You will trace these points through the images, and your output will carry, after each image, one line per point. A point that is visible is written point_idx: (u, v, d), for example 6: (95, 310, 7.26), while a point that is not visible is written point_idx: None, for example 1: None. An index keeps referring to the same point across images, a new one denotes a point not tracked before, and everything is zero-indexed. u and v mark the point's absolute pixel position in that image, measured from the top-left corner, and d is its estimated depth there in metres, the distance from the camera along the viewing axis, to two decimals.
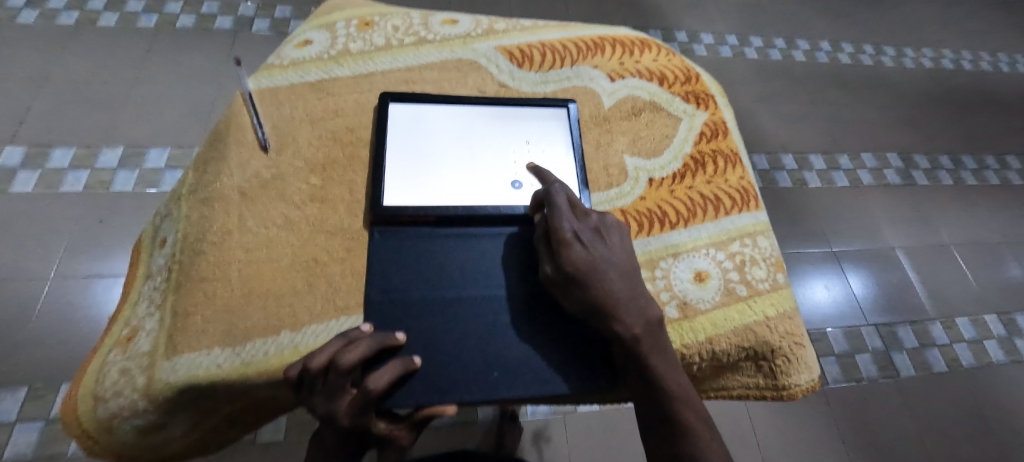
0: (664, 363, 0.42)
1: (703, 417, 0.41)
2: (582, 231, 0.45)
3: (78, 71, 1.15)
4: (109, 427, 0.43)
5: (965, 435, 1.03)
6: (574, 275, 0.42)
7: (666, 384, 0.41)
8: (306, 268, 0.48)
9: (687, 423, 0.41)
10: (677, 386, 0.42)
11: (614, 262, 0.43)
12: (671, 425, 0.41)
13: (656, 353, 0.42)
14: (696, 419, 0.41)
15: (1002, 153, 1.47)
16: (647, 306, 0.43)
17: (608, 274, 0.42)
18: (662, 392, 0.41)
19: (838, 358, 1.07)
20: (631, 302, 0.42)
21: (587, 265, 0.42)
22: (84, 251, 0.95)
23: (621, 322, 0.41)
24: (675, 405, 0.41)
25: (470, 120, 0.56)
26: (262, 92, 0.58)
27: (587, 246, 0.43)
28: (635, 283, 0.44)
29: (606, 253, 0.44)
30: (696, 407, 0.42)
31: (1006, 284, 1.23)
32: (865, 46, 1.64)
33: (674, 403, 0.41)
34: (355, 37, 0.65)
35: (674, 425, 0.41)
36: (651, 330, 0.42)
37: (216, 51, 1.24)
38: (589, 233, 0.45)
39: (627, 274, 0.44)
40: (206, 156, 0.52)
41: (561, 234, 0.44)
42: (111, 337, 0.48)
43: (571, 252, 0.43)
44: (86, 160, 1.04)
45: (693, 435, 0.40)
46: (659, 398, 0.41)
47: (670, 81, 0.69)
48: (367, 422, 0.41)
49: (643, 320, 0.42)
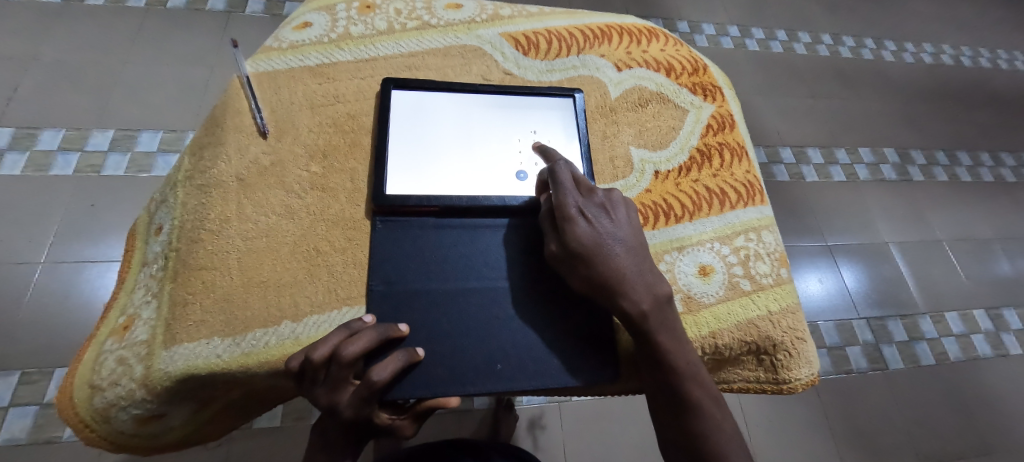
0: (672, 340, 0.42)
1: (712, 394, 0.42)
2: (588, 207, 0.44)
3: (66, 50, 1.11)
4: (107, 416, 0.43)
5: (950, 426, 1.04)
6: (579, 251, 0.42)
7: (675, 361, 0.41)
8: (306, 258, 0.47)
9: (697, 401, 0.41)
10: (687, 363, 0.42)
11: (619, 238, 0.43)
12: (681, 402, 0.41)
13: (663, 330, 0.42)
14: (705, 395, 0.41)
15: (997, 150, 1.48)
16: (656, 282, 0.42)
17: (614, 250, 0.42)
18: (671, 370, 0.41)
19: (829, 350, 1.08)
20: (639, 278, 0.42)
21: (592, 242, 0.42)
22: (75, 235, 0.94)
23: (628, 298, 0.41)
24: (684, 383, 0.41)
25: (474, 109, 0.55)
26: (259, 75, 0.57)
27: (592, 222, 0.43)
28: (643, 259, 0.43)
29: (612, 229, 0.44)
30: (706, 385, 0.42)
31: (995, 279, 1.25)
32: (866, 40, 1.64)
33: (683, 382, 0.41)
34: (356, 20, 0.63)
35: (683, 402, 0.41)
36: (660, 306, 0.42)
37: (210, 32, 1.21)
38: (594, 208, 0.44)
39: (634, 250, 0.43)
40: (202, 141, 0.51)
41: (566, 211, 0.43)
42: (107, 326, 0.47)
43: (576, 229, 0.43)
44: (76, 143, 1.02)
45: (702, 412, 0.41)
46: (670, 375, 0.41)
47: (678, 72, 0.67)
48: (369, 413, 0.41)
49: (651, 296, 0.41)
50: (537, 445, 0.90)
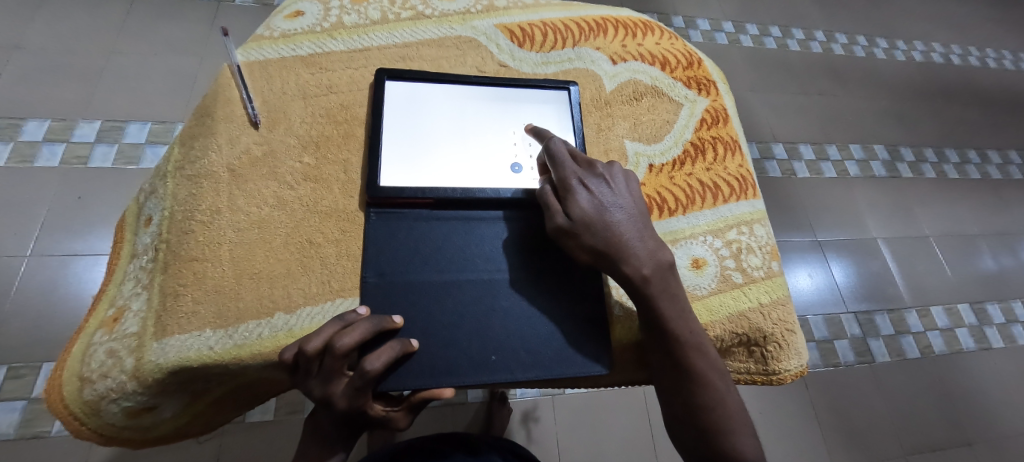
0: (674, 307, 0.44)
1: (712, 360, 0.44)
2: (588, 177, 0.47)
3: (51, 39, 1.09)
4: (97, 409, 0.42)
5: (934, 418, 1.07)
6: (582, 219, 0.44)
7: (676, 328, 0.44)
8: (300, 250, 0.47)
9: (699, 368, 0.44)
10: (689, 332, 0.44)
11: (619, 206, 0.46)
12: (685, 371, 0.44)
13: (665, 297, 0.44)
14: (706, 362, 0.44)
15: (983, 147, 1.50)
16: (657, 249, 0.45)
17: (615, 217, 0.45)
18: (674, 338, 0.44)
19: (817, 343, 1.10)
20: (641, 245, 0.44)
21: (594, 210, 0.44)
22: (62, 228, 0.92)
23: (630, 263, 0.43)
24: (686, 351, 0.44)
25: (468, 101, 0.54)
26: (251, 64, 0.56)
27: (593, 191, 0.46)
28: (644, 226, 0.46)
29: (613, 197, 0.46)
30: (707, 352, 0.45)
31: (979, 275, 1.27)
32: (859, 37, 1.65)
33: (685, 350, 0.44)
34: (349, 10, 0.63)
35: (688, 374, 0.44)
36: (661, 273, 0.44)
37: (199, 21, 1.19)
38: (595, 179, 0.47)
39: (634, 217, 0.46)
40: (192, 131, 0.50)
41: (567, 182, 0.46)
42: (96, 318, 0.47)
43: (577, 199, 0.45)
44: (61, 133, 1.00)
45: (704, 379, 0.44)
46: (672, 344, 0.44)
47: (672, 66, 0.68)
48: (364, 404, 0.41)
49: (653, 262, 0.44)
50: (530, 438, 0.91)
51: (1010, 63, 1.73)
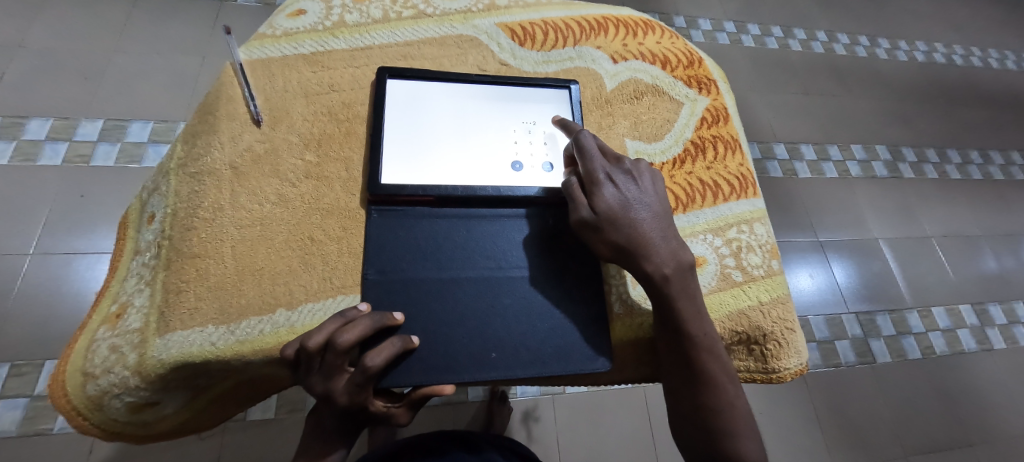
0: (691, 307, 0.44)
1: (724, 363, 0.45)
2: (615, 173, 0.47)
3: (53, 38, 1.09)
4: (100, 404, 0.43)
5: (934, 418, 1.07)
6: (607, 214, 0.45)
7: (692, 327, 0.44)
8: (301, 247, 0.47)
9: (710, 370, 0.44)
10: (705, 334, 0.44)
11: (644, 203, 0.46)
12: (697, 371, 0.44)
13: (683, 296, 0.44)
14: (717, 364, 0.44)
15: (986, 148, 1.50)
16: (679, 249, 0.45)
17: (639, 214, 0.45)
18: (689, 337, 0.44)
19: (818, 344, 1.10)
20: (663, 244, 0.45)
21: (619, 206, 0.45)
22: (64, 226, 0.92)
23: (651, 261, 0.44)
24: (699, 352, 0.44)
25: (469, 100, 0.54)
26: (253, 62, 0.56)
27: (619, 187, 0.46)
28: (667, 225, 0.46)
29: (638, 195, 0.47)
30: (720, 355, 0.45)
31: (981, 275, 1.27)
32: (861, 37, 1.65)
33: (698, 351, 0.44)
34: (351, 8, 0.63)
35: (698, 373, 0.44)
36: (682, 273, 0.44)
37: (201, 21, 1.19)
38: (622, 175, 0.47)
39: (658, 215, 0.46)
40: (195, 129, 0.50)
41: (594, 176, 0.46)
42: (99, 313, 0.47)
43: (603, 193, 0.46)
44: (64, 132, 1.00)
45: (713, 381, 0.44)
46: (686, 343, 0.44)
47: (673, 65, 0.68)
48: (366, 400, 0.41)
49: (674, 262, 0.44)
50: (531, 437, 0.91)
51: (1012, 63, 1.72)
